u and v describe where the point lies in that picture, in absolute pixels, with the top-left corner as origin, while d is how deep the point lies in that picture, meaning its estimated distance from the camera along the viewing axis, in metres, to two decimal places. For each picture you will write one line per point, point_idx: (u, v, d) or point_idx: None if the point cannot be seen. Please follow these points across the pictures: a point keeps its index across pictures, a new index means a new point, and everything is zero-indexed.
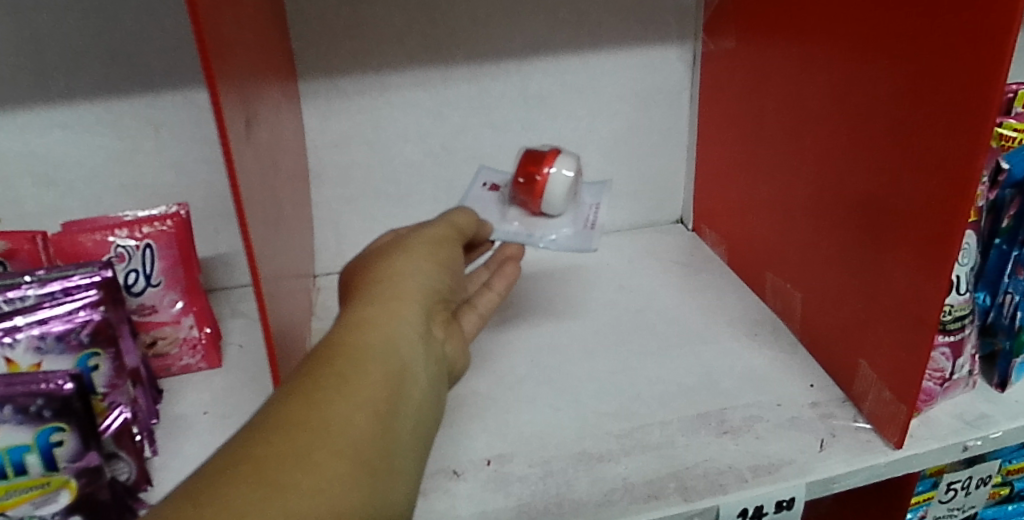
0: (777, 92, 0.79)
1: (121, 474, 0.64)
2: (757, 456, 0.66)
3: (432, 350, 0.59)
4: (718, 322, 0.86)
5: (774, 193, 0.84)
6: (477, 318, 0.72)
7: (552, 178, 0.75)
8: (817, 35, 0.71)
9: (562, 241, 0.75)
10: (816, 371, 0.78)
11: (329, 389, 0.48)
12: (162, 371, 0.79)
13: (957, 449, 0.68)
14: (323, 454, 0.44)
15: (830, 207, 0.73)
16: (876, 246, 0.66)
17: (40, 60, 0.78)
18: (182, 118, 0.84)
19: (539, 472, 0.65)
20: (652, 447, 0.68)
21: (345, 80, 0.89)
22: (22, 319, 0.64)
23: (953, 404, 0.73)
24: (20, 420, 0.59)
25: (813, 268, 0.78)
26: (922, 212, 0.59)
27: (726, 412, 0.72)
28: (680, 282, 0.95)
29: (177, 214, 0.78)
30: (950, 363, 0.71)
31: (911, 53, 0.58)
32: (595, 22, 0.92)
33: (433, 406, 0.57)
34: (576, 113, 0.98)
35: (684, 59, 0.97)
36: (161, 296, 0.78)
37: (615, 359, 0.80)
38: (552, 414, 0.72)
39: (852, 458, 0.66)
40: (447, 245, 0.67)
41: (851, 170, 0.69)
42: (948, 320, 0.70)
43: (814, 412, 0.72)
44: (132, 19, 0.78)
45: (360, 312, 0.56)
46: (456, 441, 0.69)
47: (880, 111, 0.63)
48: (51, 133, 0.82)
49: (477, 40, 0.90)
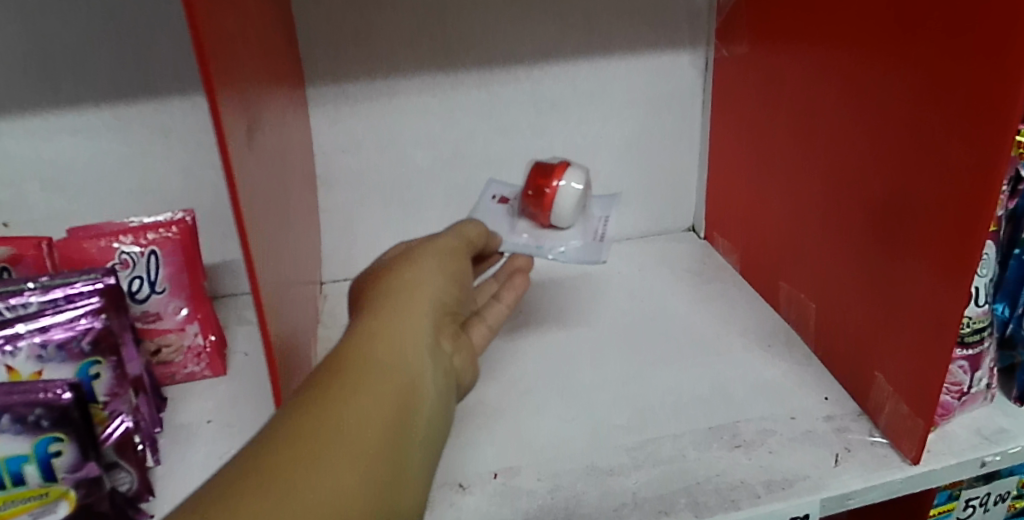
0: (790, 99, 0.78)
1: (122, 484, 0.63)
2: (771, 471, 0.65)
3: (440, 362, 0.58)
4: (730, 332, 0.85)
5: (787, 202, 0.82)
6: (487, 331, 0.70)
7: (561, 191, 0.74)
8: (830, 40, 0.70)
9: (571, 254, 0.74)
10: (830, 383, 0.76)
11: (336, 399, 0.47)
12: (167, 378, 0.78)
13: (974, 465, 0.67)
14: (334, 465, 0.43)
15: (845, 215, 0.72)
16: (892, 255, 0.65)
17: (48, 65, 0.78)
18: (190, 123, 0.84)
19: (547, 486, 0.64)
20: (663, 461, 0.66)
21: (354, 86, 0.88)
22: (24, 326, 0.64)
23: (971, 418, 0.71)
24: (18, 430, 0.58)
25: (827, 277, 0.76)
26: (941, 219, 0.58)
27: (739, 425, 0.70)
28: (691, 291, 0.94)
29: (182, 220, 0.78)
30: (968, 376, 0.69)
31: (928, 56, 0.57)
32: (607, 27, 0.91)
33: (441, 418, 0.56)
34: (587, 119, 0.96)
35: (696, 64, 0.95)
36: (166, 303, 0.77)
37: (626, 370, 0.79)
38: (561, 426, 0.71)
39: (869, 474, 0.64)
40: (456, 257, 0.66)
41: (866, 177, 0.67)
42: (966, 333, 0.68)
43: (828, 425, 0.70)
44: (139, 24, 0.77)
45: (369, 323, 0.55)
46: (464, 452, 0.68)
47: (899, 116, 0.62)
48: (59, 138, 0.81)
49: (486, 45, 0.89)
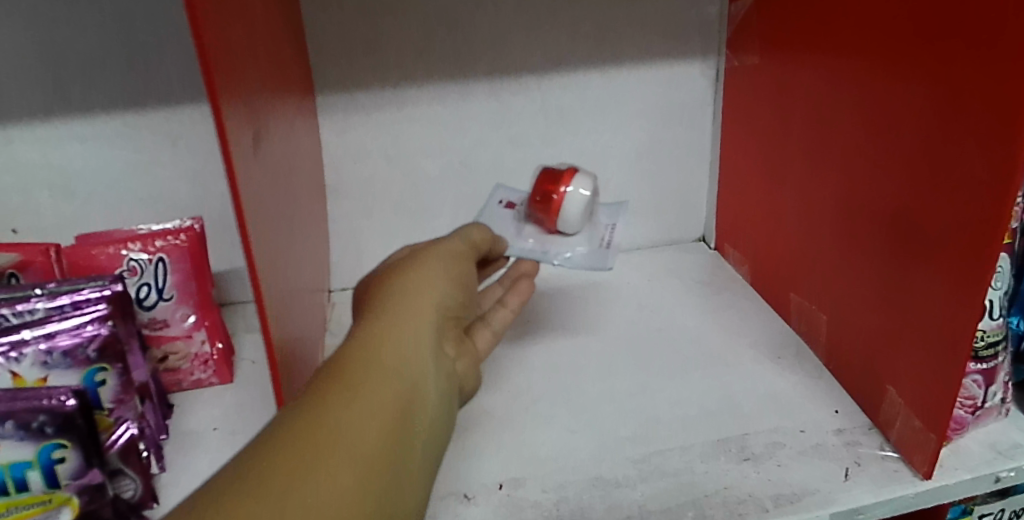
0: (802, 107, 0.78)
1: (125, 491, 0.63)
2: (779, 485, 0.64)
3: (442, 367, 0.58)
4: (739, 344, 0.84)
5: (798, 210, 0.82)
6: (491, 336, 0.70)
7: (568, 197, 0.74)
8: (843, 50, 0.69)
9: (578, 259, 0.73)
10: (841, 396, 0.75)
11: (339, 402, 0.47)
12: (173, 385, 0.78)
13: (988, 481, 0.65)
14: (333, 469, 0.43)
15: (856, 225, 0.71)
16: (903, 267, 0.64)
17: (59, 72, 0.78)
18: (199, 131, 0.84)
19: (553, 497, 0.63)
20: (670, 473, 0.65)
21: (363, 96, 0.89)
22: (30, 333, 0.64)
23: (985, 432, 0.70)
24: (22, 437, 0.59)
25: (838, 287, 0.76)
26: (955, 224, 0.57)
27: (747, 437, 0.69)
28: (701, 302, 0.93)
29: (191, 228, 0.78)
30: (982, 390, 0.68)
31: (943, 68, 0.57)
32: (617, 36, 0.90)
33: (443, 424, 0.56)
34: (596, 129, 0.96)
35: (707, 75, 0.95)
36: (173, 310, 0.78)
37: (634, 381, 0.78)
38: (568, 437, 0.70)
39: (878, 488, 0.63)
40: (462, 262, 0.66)
41: (878, 188, 0.67)
42: (980, 347, 0.66)
43: (839, 439, 0.69)
44: (151, 32, 0.78)
45: (372, 327, 0.55)
46: (469, 461, 0.68)
47: (913, 117, 0.61)
48: (71, 146, 0.82)
49: (496, 56, 0.89)
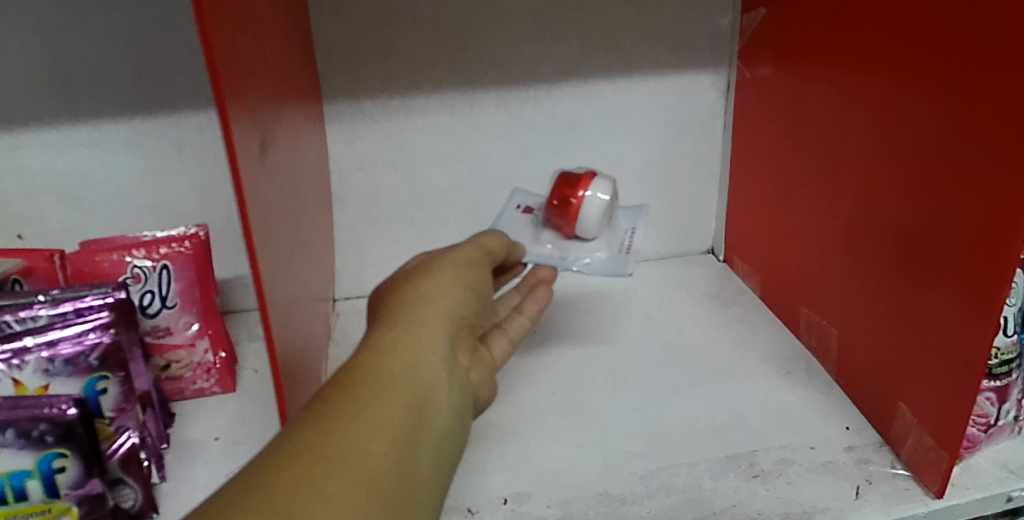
0: (815, 122, 0.77)
1: (125, 501, 0.63)
2: (789, 503, 0.63)
3: (455, 377, 0.57)
4: (748, 358, 0.83)
5: (809, 225, 0.81)
6: (507, 343, 0.69)
7: (587, 201, 0.73)
8: (856, 66, 0.69)
9: (596, 265, 0.73)
10: (852, 412, 0.74)
11: (346, 415, 0.46)
12: (175, 394, 0.78)
13: (1000, 500, 0.64)
14: (338, 484, 0.42)
15: (867, 242, 0.70)
16: (916, 284, 0.63)
17: (67, 79, 0.78)
18: (205, 138, 0.84)
19: (558, 513, 0.62)
20: (678, 489, 0.64)
21: (372, 104, 0.88)
22: (32, 340, 0.64)
23: (997, 451, 0.69)
24: (22, 445, 0.58)
25: (848, 303, 0.75)
26: (970, 243, 0.56)
27: (757, 454, 0.68)
28: (709, 315, 0.92)
29: (195, 235, 0.77)
30: (995, 408, 0.67)
31: (956, 83, 0.56)
32: (628, 47, 0.90)
33: (455, 434, 0.55)
34: (605, 139, 0.96)
35: (718, 86, 0.94)
36: (176, 318, 0.77)
37: (641, 394, 0.78)
38: (574, 451, 0.69)
39: (890, 507, 0.62)
40: (478, 268, 0.65)
41: (891, 204, 0.66)
42: (994, 365, 0.65)
43: (849, 456, 0.68)
44: (160, 38, 0.78)
45: (384, 336, 0.54)
46: (473, 475, 0.67)
47: (926, 132, 0.60)
48: (77, 152, 0.82)
49: (505, 65, 0.89)
